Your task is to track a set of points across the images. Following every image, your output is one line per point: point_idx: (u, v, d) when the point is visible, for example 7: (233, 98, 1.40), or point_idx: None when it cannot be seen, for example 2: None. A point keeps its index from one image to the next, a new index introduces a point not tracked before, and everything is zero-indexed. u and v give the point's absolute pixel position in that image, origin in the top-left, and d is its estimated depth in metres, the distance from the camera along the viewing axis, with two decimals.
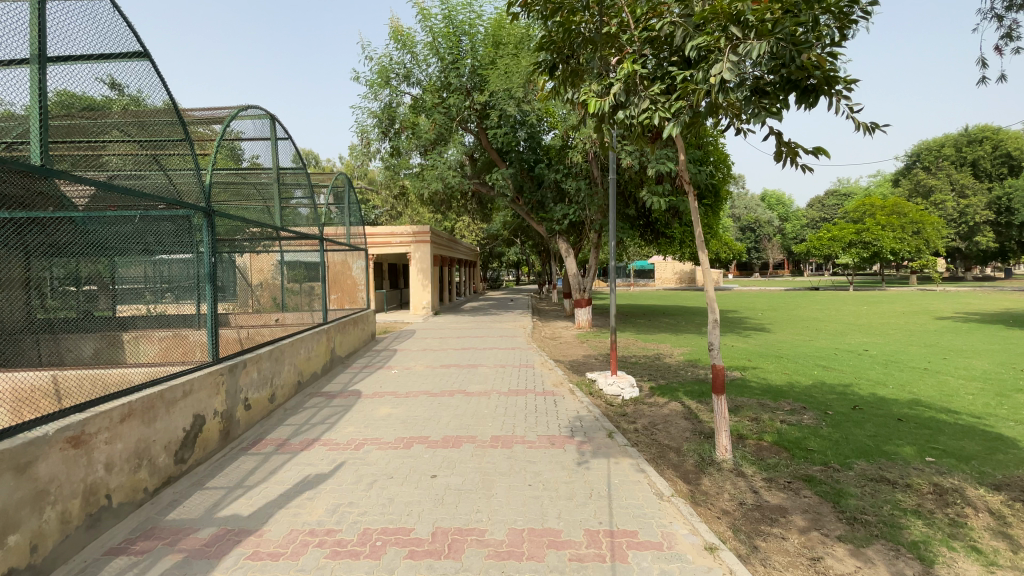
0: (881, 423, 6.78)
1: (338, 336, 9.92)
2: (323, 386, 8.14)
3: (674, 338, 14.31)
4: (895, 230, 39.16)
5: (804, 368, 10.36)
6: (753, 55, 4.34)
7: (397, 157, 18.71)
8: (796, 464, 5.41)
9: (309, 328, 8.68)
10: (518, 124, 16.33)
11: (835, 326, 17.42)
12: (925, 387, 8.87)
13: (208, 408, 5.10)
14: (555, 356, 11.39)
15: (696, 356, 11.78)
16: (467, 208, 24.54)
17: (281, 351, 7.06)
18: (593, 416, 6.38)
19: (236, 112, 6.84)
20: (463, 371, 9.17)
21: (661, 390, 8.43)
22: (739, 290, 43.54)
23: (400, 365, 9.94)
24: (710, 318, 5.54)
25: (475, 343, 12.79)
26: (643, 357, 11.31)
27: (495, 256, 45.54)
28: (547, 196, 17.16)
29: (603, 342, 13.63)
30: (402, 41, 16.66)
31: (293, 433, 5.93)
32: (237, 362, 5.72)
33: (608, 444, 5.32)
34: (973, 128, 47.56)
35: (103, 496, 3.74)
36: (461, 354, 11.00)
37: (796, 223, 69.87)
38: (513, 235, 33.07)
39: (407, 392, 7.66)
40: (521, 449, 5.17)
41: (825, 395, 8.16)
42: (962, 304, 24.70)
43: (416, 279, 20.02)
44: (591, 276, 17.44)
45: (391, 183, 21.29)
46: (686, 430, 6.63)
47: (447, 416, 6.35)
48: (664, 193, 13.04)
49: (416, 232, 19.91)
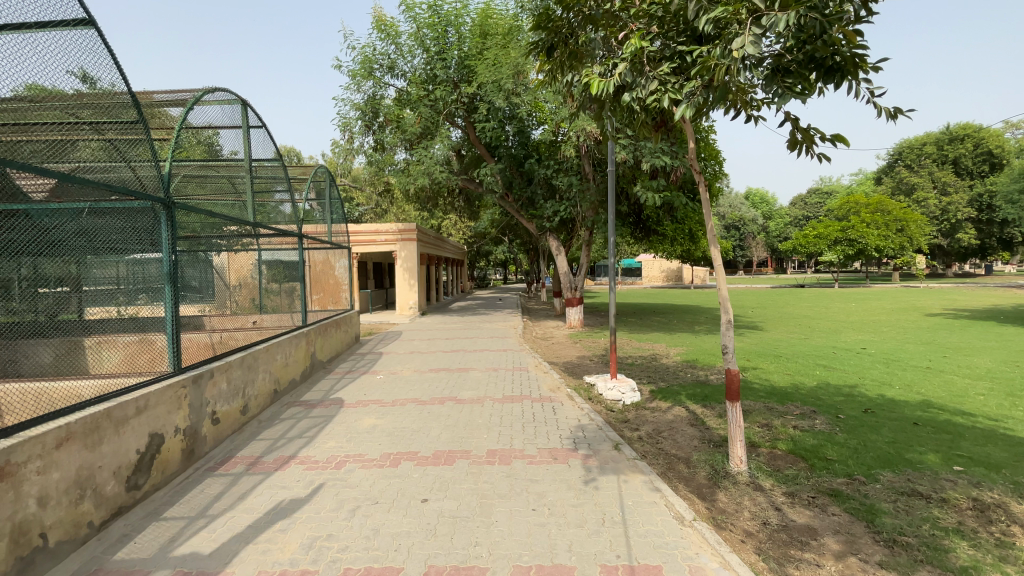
0: (897, 428, 6.45)
1: (318, 339, 9.31)
2: (301, 395, 7.53)
3: (668, 338, 13.94)
4: (879, 227, 39.54)
5: (805, 368, 10.06)
6: (779, 27, 3.89)
7: (381, 152, 18.03)
8: (818, 477, 5.02)
9: (287, 331, 8.08)
10: (507, 118, 15.83)
11: (828, 323, 17.27)
12: (933, 387, 8.62)
13: (168, 425, 4.50)
14: (549, 358, 10.91)
15: (693, 356, 11.40)
16: (453, 206, 23.94)
17: (254, 358, 6.45)
18: (595, 425, 5.90)
19: (199, 95, 6.22)
20: (452, 375, 8.62)
21: (661, 393, 8.00)
22: (727, 288, 43.68)
23: (385, 370, 9.37)
24: (724, 319, 5.11)
25: (464, 345, 12.25)
26: (639, 357, 10.91)
27: (481, 256, 44.92)
28: (537, 193, 16.68)
29: (597, 342, 13.19)
30: (386, 31, 16.03)
31: (266, 449, 5.35)
32: (202, 371, 5.12)
33: (616, 458, 4.85)
34: (953, 127, 48.38)
35: (35, 535, 3.14)
36: (450, 357, 10.45)
37: (780, 221, 70.56)
38: (500, 233, 32.53)
39: (393, 400, 7.12)
40: (521, 465, 4.67)
41: (833, 397, 7.84)
42: (949, 300, 24.92)
43: (401, 278, 19.37)
44: (582, 274, 17.00)
45: (375, 180, 20.60)
46: (693, 437, 6.19)
47: (437, 427, 5.83)
48: (660, 189, 12.64)
49: (401, 229, 19.27)
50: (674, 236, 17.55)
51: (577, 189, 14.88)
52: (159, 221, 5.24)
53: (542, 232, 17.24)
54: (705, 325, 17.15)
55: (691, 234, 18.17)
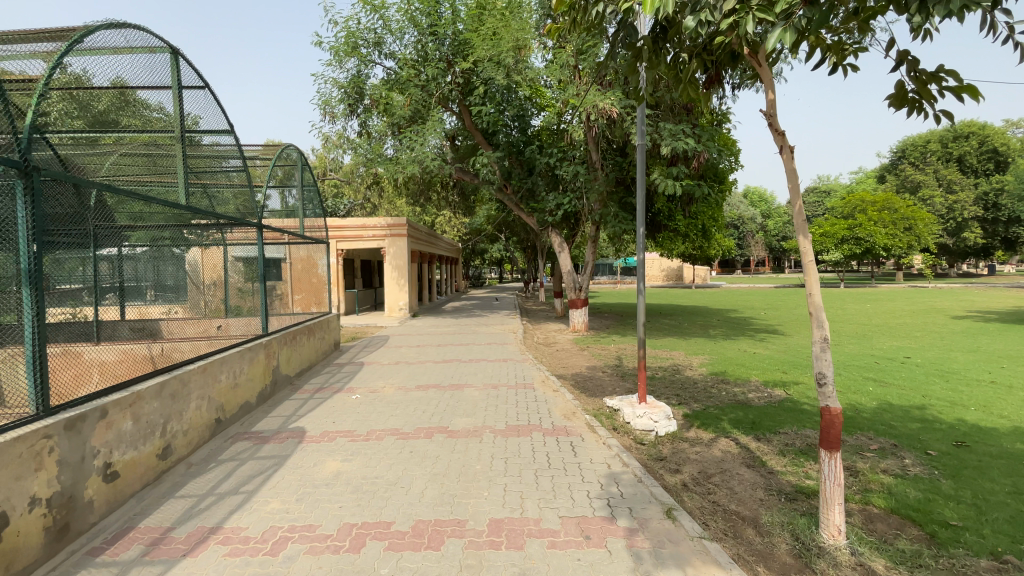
0: (1011, 470, 5.08)
1: (285, 349, 7.79)
2: (253, 423, 6.02)
3: (686, 344, 12.54)
4: (887, 226, 38.36)
5: (854, 382, 8.69)
6: None
7: (368, 140, 16.48)
8: (950, 557, 3.63)
9: (240, 342, 6.56)
10: (506, 102, 14.37)
11: (853, 327, 15.88)
12: (1014, 408, 7.27)
13: (15, 498, 3.02)
14: (555, 370, 9.47)
15: (718, 365, 10.02)
16: (446, 199, 22.34)
17: (184, 380, 4.93)
18: (632, 473, 4.43)
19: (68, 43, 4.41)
20: (445, 394, 7.11)
21: (697, 417, 6.58)
22: (729, 287, 42.39)
23: (364, 386, 7.89)
24: (817, 338, 3.69)
25: (458, 352, 10.75)
26: (659, 369, 9.47)
27: (477, 254, 43.43)
28: (538, 183, 15.21)
29: (607, 349, 11.75)
30: (372, 3, 14.47)
31: (181, 517, 3.88)
32: (86, 412, 3.63)
33: (674, 537, 3.39)
34: (958, 123, 47.42)
35: None
36: (442, 369, 8.95)
37: (779, 220, 69.45)
38: (495, 229, 30.97)
39: (367, 431, 5.61)
40: (539, 551, 3.21)
41: (906, 424, 6.47)
42: (967, 301, 23.74)
43: (390, 277, 17.86)
44: (587, 272, 15.55)
45: (362, 172, 19.04)
46: (756, 485, 4.78)
47: (420, 477, 4.35)
48: (681, 178, 11.19)
49: (391, 224, 17.76)
50: (687, 233, 16.10)
51: (584, 180, 13.33)
52: (12, 196, 3.52)
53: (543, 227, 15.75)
54: (721, 329, 15.76)
55: (704, 230, 16.71)
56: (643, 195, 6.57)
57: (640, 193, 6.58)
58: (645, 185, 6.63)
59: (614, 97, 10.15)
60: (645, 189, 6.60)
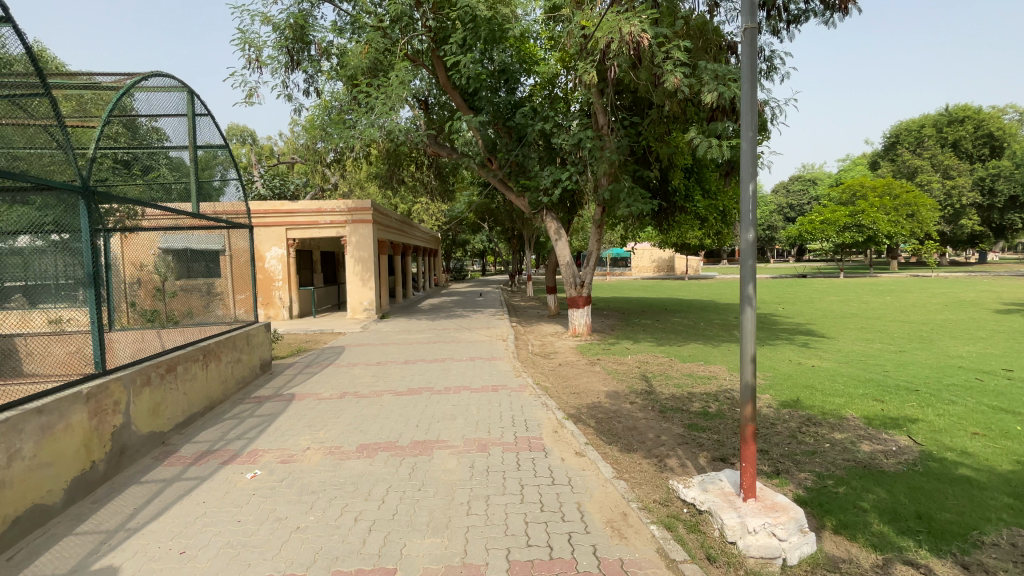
0: None
1: (147, 391, 4.89)
2: (26, 562, 3.18)
3: (718, 353, 10.05)
4: (889, 212, 36.40)
5: (982, 415, 6.26)
6: None
7: (321, 103, 13.42)
8: None
9: (26, 399, 3.65)
10: (488, 52, 11.54)
11: (895, 326, 13.59)
12: None
13: None
14: (565, 401, 6.80)
15: (781, 387, 7.49)
16: (418, 181, 19.27)
17: None
18: None
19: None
20: (402, 467, 4.32)
21: (822, 505, 3.96)
22: (724, 278, 40.15)
23: (279, 445, 5.04)
24: None
25: (429, 372, 7.88)
26: (708, 398, 6.83)
27: (457, 245, 40.41)
28: (530, 157, 12.44)
29: (626, 363, 9.10)
30: None
31: None
32: None
33: None
34: (953, 108, 45.98)
35: None
36: (406, 406, 6.15)
37: (767, 208, 67.77)
38: (476, 216, 27.94)
39: None
40: None
41: None
42: (987, 292, 22.02)
43: (352, 271, 14.88)
44: (589, 264, 12.84)
45: (317, 148, 15.93)
46: None
47: None
48: (728, 138, 8.44)
49: (352, 208, 14.77)
50: (707, 218, 13.45)
51: (591, 148, 10.50)
52: None
53: (537, 209, 12.91)
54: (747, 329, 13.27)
55: (725, 215, 14.04)
56: (752, 131, 3.33)
57: (746, 128, 3.32)
58: (753, 106, 3.33)
59: (641, 22, 7.37)
60: (754, 117, 3.33)
